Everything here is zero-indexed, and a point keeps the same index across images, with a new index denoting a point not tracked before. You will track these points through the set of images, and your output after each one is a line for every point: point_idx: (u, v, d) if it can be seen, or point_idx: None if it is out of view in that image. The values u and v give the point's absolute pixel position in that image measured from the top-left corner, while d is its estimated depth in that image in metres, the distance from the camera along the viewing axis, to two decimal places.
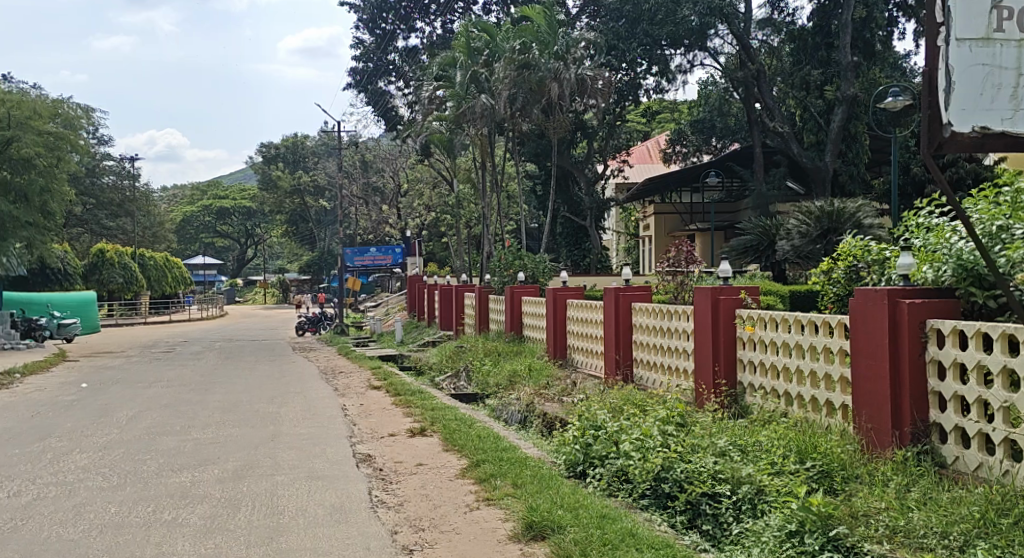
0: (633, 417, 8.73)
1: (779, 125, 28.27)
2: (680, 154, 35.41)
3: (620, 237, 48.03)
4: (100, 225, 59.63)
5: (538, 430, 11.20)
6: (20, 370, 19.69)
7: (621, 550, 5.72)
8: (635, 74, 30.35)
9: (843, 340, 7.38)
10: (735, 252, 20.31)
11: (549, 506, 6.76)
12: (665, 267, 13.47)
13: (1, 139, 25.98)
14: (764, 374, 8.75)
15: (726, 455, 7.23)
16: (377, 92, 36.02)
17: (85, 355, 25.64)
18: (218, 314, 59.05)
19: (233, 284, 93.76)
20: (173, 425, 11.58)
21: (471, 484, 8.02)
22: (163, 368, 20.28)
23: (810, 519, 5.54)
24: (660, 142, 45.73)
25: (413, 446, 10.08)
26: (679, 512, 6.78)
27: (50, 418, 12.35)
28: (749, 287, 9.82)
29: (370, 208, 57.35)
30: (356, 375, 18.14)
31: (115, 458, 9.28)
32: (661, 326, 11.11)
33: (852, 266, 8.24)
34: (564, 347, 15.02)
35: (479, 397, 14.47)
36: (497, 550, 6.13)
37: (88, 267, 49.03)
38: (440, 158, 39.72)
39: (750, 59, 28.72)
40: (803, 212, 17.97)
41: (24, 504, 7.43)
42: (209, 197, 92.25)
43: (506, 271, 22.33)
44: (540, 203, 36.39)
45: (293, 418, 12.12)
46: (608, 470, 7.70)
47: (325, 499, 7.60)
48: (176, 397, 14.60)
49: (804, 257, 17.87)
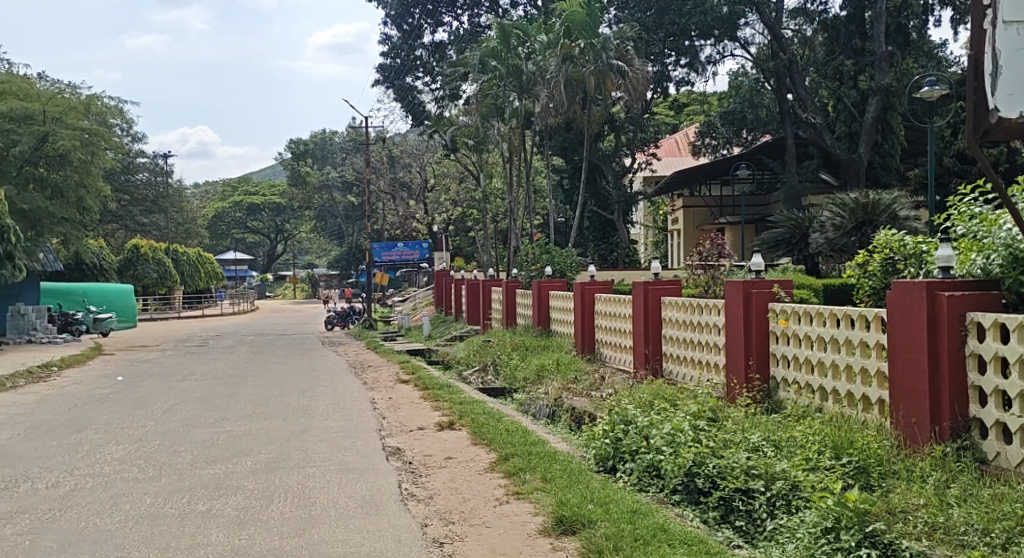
0: (663, 412, 8.67)
1: (812, 116, 27.91)
2: (710, 147, 34.70)
3: (648, 232, 47.75)
4: (135, 221, 60.45)
5: (566, 424, 11.13)
6: (58, 363, 19.98)
7: (653, 545, 5.66)
8: (664, 66, 30.16)
9: (879, 334, 7.25)
10: (765, 247, 20.13)
11: (579, 501, 6.71)
12: (696, 261, 13.17)
13: (37, 134, 26.32)
14: (798, 369, 8.63)
15: (760, 451, 7.17)
16: (404, 88, 35.73)
17: (122, 349, 26.02)
18: (249, 309, 59.56)
19: (264, 279, 94.53)
20: (206, 417, 11.66)
21: (501, 478, 7.98)
22: (197, 361, 20.45)
23: (846, 515, 5.42)
24: (688, 134, 45.42)
25: (443, 439, 10.08)
26: (711, 509, 6.70)
27: (86, 411, 12.50)
28: (783, 281, 9.69)
29: (398, 203, 57.70)
30: (385, 369, 18.18)
31: (150, 450, 9.35)
32: (692, 319, 10.99)
33: (888, 259, 8.09)
34: (592, 342, 14.94)
35: (507, 391, 14.48)
36: (528, 544, 6.09)
37: (123, 263, 49.64)
38: (467, 153, 39.75)
39: (782, 49, 28.30)
40: (838, 205, 17.65)
41: (62, 494, 7.51)
42: (240, 193, 93.08)
43: (534, 266, 22.27)
44: (567, 197, 36.24)
45: (323, 411, 12.17)
46: (639, 465, 7.64)
47: (356, 492, 7.60)
48: (208, 389, 14.70)
49: (837, 250, 17.58)
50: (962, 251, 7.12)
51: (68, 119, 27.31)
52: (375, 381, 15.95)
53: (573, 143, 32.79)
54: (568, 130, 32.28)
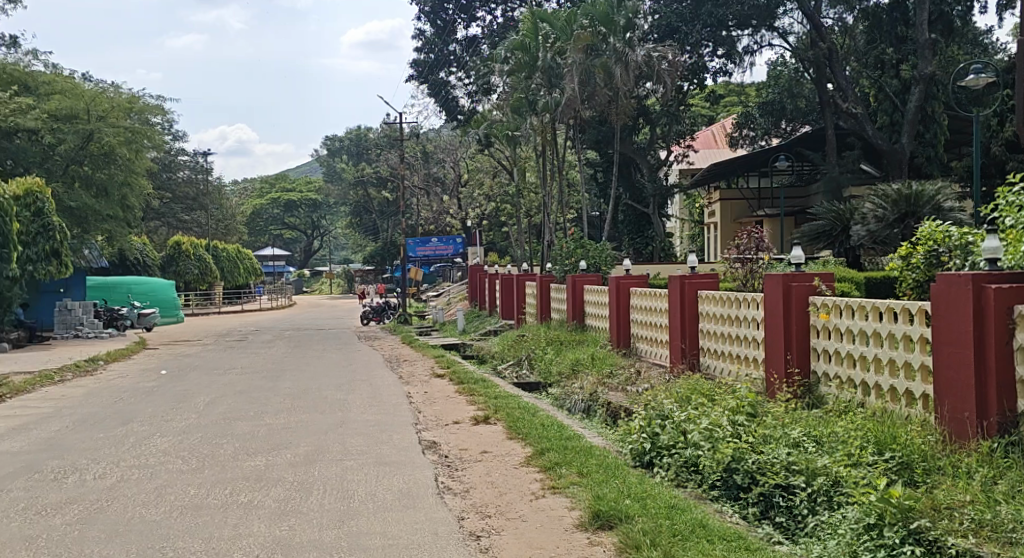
0: (701, 407, 8.57)
1: (853, 106, 27.46)
2: (748, 138, 34.73)
3: (684, 226, 47.47)
4: (176, 218, 61.32)
5: (602, 419, 11.07)
6: (104, 357, 20.32)
7: (692, 541, 5.60)
8: (700, 56, 29.90)
9: (924, 328, 7.11)
10: (805, 239, 19.87)
11: (616, 496, 6.67)
12: (734, 254, 12.83)
13: (82, 132, 26.76)
14: (839, 363, 8.49)
15: (800, 447, 7.09)
16: (438, 84, 35.77)
17: (164, 343, 26.37)
18: (288, 304, 60.12)
19: (301, 274, 95.36)
20: (247, 411, 11.78)
21: (536, 472, 7.97)
22: (239, 356, 20.70)
23: (889, 511, 5.34)
24: (725, 126, 45.04)
25: (478, 433, 10.09)
26: (751, 504, 6.64)
27: (131, 404, 12.67)
28: (824, 274, 9.53)
29: (432, 198, 57.91)
30: (420, 363, 18.28)
31: (193, 443, 9.46)
32: (730, 314, 10.87)
33: (932, 251, 7.95)
34: (627, 337, 14.85)
35: (542, 385, 14.47)
36: (565, 538, 6.08)
37: (165, 259, 50.33)
38: (501, 148, 39.83)
39: (821, 38, 27.82)
40: (880, 196, 17.28)
41: (109, 485, 7.62)
42: (278, 190, 94.16)
43: (569, 260, 22.21)
44: (602, 191, 36.05)
45: (360, 405, 12.25)
46: (676, 460, 7.57)
47: (393, 485, 7.63)
48: (248, 383, 14.85)
49: (879, 243, 17.24)
50: (1010, 242, 7.03)
51: (111, 117, 27.70)
52: (410, 376, 16.04)
53: (606, 136, 32.58)
54: (601, 123, 32.06)
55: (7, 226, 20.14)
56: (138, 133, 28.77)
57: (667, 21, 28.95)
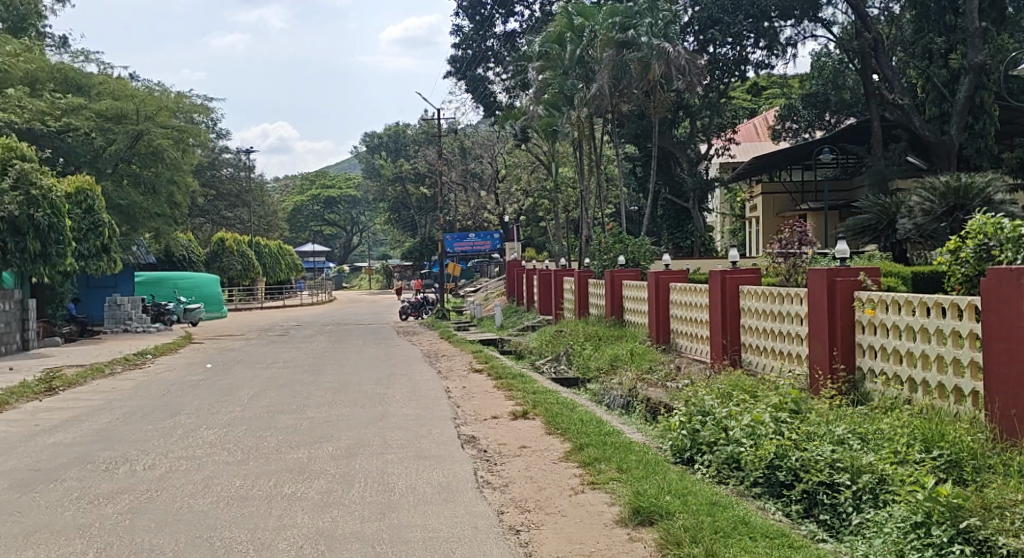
0: (742, 403, 8.47)
1: (899, 97, 26.96)
2: (791, 130, 34.28)
3: (724, 220, 47.13)
4: (220, 215, 62.26)
5: (641, 414, 10.99)
6: (152, 351, 20.65)
7: (734, 538, 5.54)
8: (742, 48, 29.71)
9: (973, 324, 6.97)
10: (850, 233, 19.59)
11: (656, 492, 6.62)
12: (776, 249, 12.61)
13: (132, 133, 27.28)
14: (885, 359, 8.33)
15: (845, 444, 6.97)
16: (476, 79, 35.88)
17: (209, 338, 26.68)
18: (328, 299, 60.66)
19: (340, 270, 96.42)
20: (288, 404, 11.86)
21: (575, 468, 7.95)
22: (281, 350, 20.90)
23: (937, 510, 5.23)
24: (767, 119, 44.66)
25: (517, 428, 10.07)
26: (794, 502, 6.55)
27: (177, 396, 12.85)
28: (870, 268, 9.35)
29: (469, 194, 58.14)
30: (458, 358, 18.29)
31: (238, 435, 9.56)
32: (773, 309, 10.74)
33: (982, 245, 7.76)
34: (667, 333, 14.72)
35: (581, 381, 14.45)
36: (605, 534, 6.05)
37: (209, 255, 51.00)
38: (539, 143, 39.85)
39: (866, 28, 27.33)
40: (927, 189, 16.97)
41: (159, 475, 7.74)
42: (318, 186, 95.42)
43: (607, 255, 22.10)
44: (640, 186, 35.81)
45: (400, 399, 12.29)
46: (717, 456, 7.50)
47: (433, 478, 7.64)
48: (290, 377, 14.99)
49: (926, 237, 16.91)
50: None
51: (158, 117, 28.17)
52: (449, 370, 16.06)
53: (645, 130, 32.41)
54: (640, 116, 31.87)
55: (61, 223, 20.49)
56: (185, 132, 29.26)
57: (708, 13, 28.78)
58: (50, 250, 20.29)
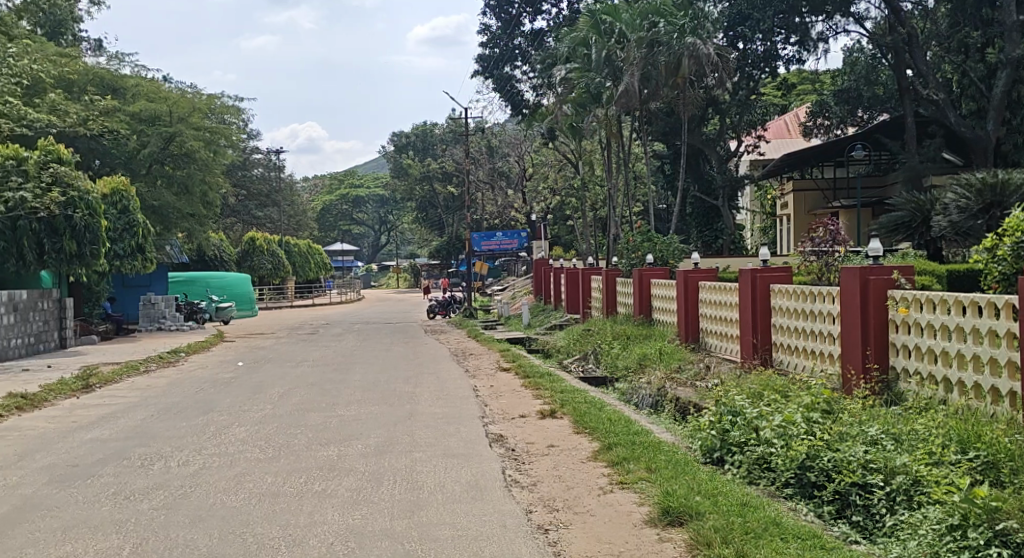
0: (773, 403, 8.37)
1: (935, 92, 26.56)
2: (822, 127, 33.92)
3: (754, 218, 46.76)
4: (250, 215, 62.84)
5: (670, 414, 10.91)
6: (184, 349, 20.84)
7: (765, 539, 5.47)
8: (772, 44, 29.48)
9: (1011, 323, 6.84)
10: (883, 231, 19.33)
11: (686, 492, 6.56)
12: (809, 247, 12.44)
13: (165, 135, 27.56)
14: (919, 359, 8.22)
15: (878, 445, 6.88)
16: (504, 78, 35.84)
17: (240, 336, 26.87)
18: (357, 298, 61.01)
19: (369, 269, 97.06)
20: (318, 402, 11.90)
21: (604, 467, 7.90)
22: (311, 348, 21.00)
23: (974, 512, 5.12)
24: (798, 116, 44.32)
25: (545, 428, 10.03)
26: (826, 503, 6.46)
27: (210, 394, 12.93)
28: (904, 267, 9.21)
29: (497, 193, 58.23)
30: (486, 357, 18.28)
31: (269, 433, 9.60)
32: (804, 307, 10.62)
33: (1020, 243, 7.62)
34: (696, 332, 14.62)
35: (609, 380, 14.39)
36: (634, 534, 6.00)
37: (240, 254, 51.43)
38: (566, 142, 39.82)
39: (901, 23, 26.95)
40: (963, 186, 16.70)
41: (192, 472, 7.79)
42: (346, 186, 96.13)
43: (635, 254, 21.94)
44: (669, 183, 35.62)
45: (428, 398, 12.29)
46: (748, 457, 7.42)
47: (460, 476, 7.63)
48: (319, 375, 15.03)
49: (961, 234, 16.65)
50: None
51: (191, 118, 28.42)
52: (476, 369, 16.05)
53: (674, 128, 32.22)
54: (669, 114, 31.71)
55: (96, 224, 20.73)
56: (217, 133, 29.51)
57: (738, 8, 28.59)
58: (84, 251, 20.51)
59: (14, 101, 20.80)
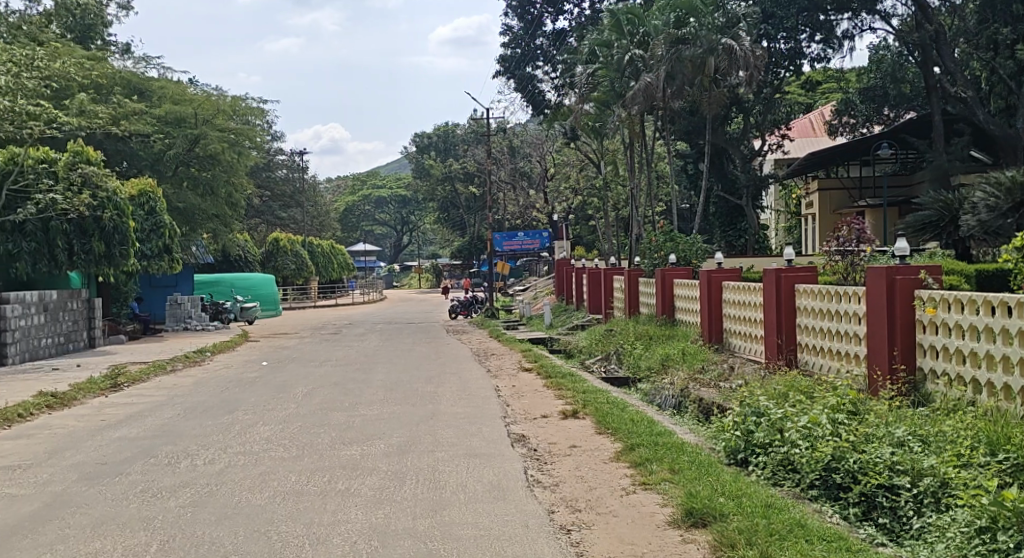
0: (799, 404, 8.29)
1: (963, 89, 26.19)
2: (847, 125, 33.63)
3: (777, 217, 46.42)
4: (274, 216, 63.24)
5: (693, 415, 10.85)
6: (210, 349, 20.97)
7: (790, 541, 5.42)
8: (796, 42, 29.28)
9: None
10: (910, 230, 19.10)
11: (710, 493, 6.51)
12: (834, 246, 12.31)
13: (190, 136, 27.75)
14: (947, 360, 8.12)
15: (905, 446, 6.80)
16: (526, 78, 35.80)
17: (264, 336, 27.01)
18: (379, 298, 61.23)
19: (391, 269, 97.47)
20: (341, 402, 11.92)
21: (626, 468, 7.87)
22: (334, 348, 21.04)
23: (1003, 515, 5.04)
24: (822, 114, 43.98)
25: (566, 428, 9.99)
26: (852, 504, 6.39)
27: (234, 393, 12.99)
28: (932, 266, 9.09)
29: (518, 193, 58.23)
30: (507, 357, 18.27)
31: (293, 431, 9.64)
32: (829, 308, 10.52)
33: None
34: (719, 332, 14.51)
35: (631, 381, 14.31)
36: (656, 535, 5.97)
37: (264, 255, 51.71)
38: (588, 141, 39.73)
39: (927, 19, 26.63)
40: (992, 184, 16.44)
41: (217, 470, 7.83)
42: (369, 187, 96.53)
43: (658, 254, 21.83)
44: (692, 183, 35.43)
45: (451, 398, 12.28)
46: (772, 459, 7.36)
47: (483, 476, 7.63)
48: (342, 376, 15.03)
49: (990, 233, 16.40)
50: None
51: (216, 120, 28.58)
52: (498, 369, 16.04)
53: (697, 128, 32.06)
54: (692, 114, 31.57)
55: (124, 225, 20.87)
56: (241, 135, 29.68)
57: (761, 7, 28.40)
58: (113, 251, 20.63)
59: (44, 102, 20.92)
